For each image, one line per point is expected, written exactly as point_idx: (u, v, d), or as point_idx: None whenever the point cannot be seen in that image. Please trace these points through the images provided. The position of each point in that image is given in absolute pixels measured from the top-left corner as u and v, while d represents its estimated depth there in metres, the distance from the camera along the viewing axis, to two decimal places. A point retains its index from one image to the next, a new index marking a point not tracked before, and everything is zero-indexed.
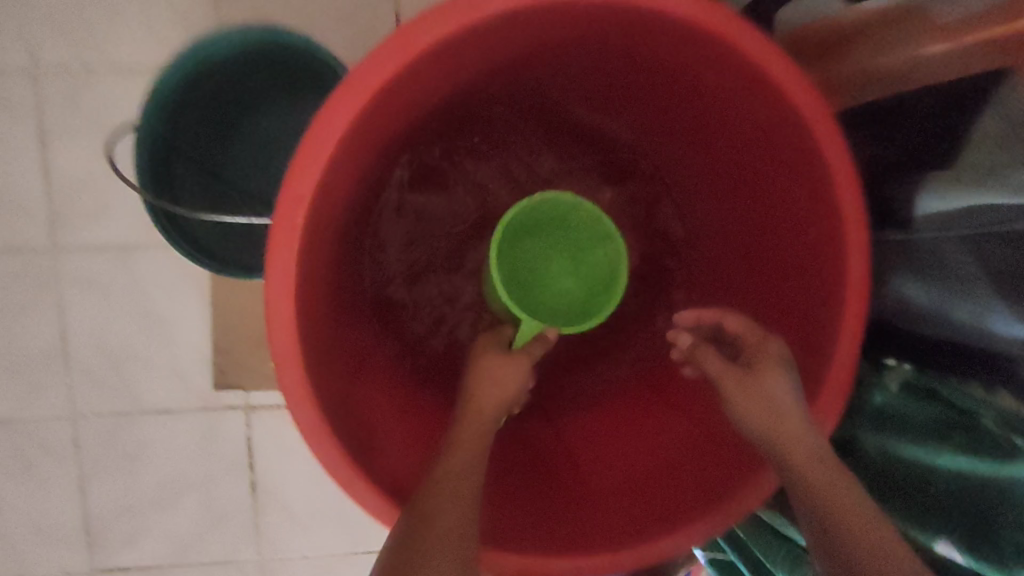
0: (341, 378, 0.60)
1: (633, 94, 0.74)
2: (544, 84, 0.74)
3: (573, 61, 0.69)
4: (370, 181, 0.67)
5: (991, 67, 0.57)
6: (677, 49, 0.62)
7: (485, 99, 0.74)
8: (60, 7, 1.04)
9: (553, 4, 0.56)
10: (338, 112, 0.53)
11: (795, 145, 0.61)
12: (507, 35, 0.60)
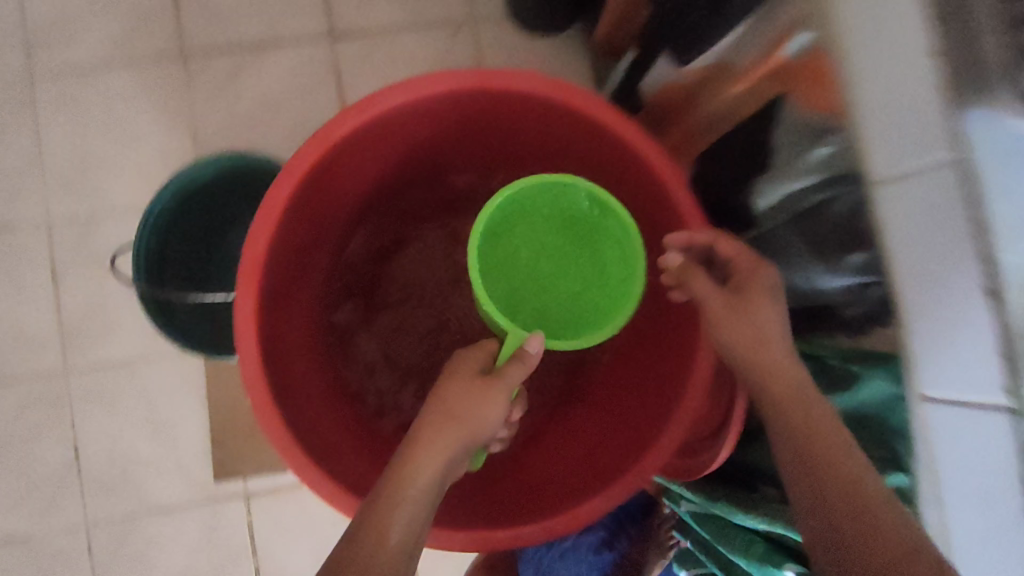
0: (301, 407, 0.75)
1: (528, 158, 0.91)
2: (455, 161, 0.91)
3: (470, 140, 0.87)
4: (316, 251, 0.83)
5: (770, 94, 0.74)
6: (539, 119, 0.80)
7: (410, 178, 0.91)
8: (67, 169, 1.25)
9: (431, 98, 0.74)
10: (278, 196, 0.70)
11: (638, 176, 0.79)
12: (410, 125, 0.78)
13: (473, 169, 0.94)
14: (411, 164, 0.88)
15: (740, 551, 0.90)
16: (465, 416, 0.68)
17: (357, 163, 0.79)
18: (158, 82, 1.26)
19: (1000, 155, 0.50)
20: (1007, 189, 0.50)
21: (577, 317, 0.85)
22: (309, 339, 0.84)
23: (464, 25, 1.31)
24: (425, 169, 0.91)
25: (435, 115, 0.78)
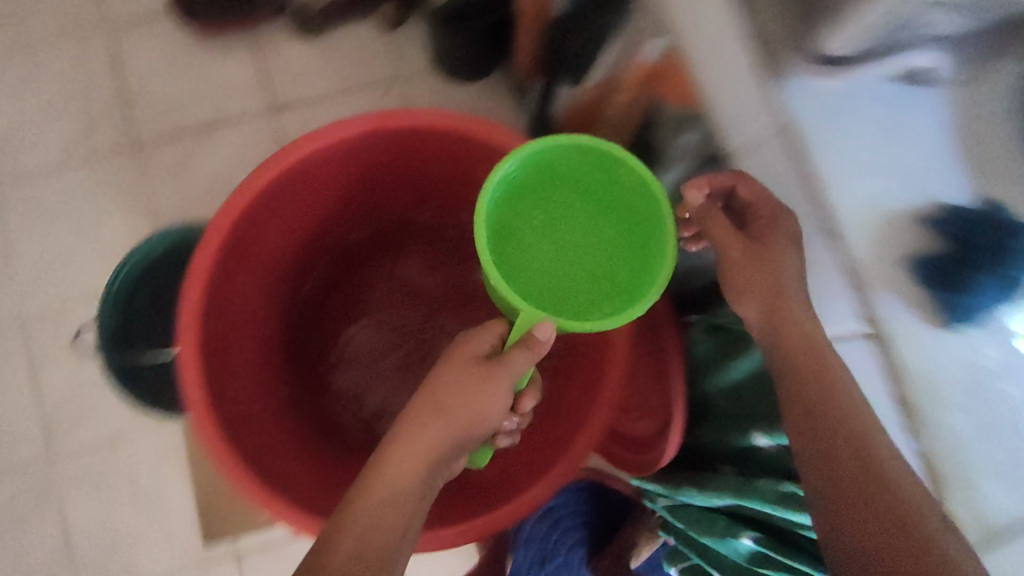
0: (253, 443, 0.78)
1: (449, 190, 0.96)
2: (383, 200, 0.97)
3: (392, 178, 0.92)
4: (258, 298, 0.89)
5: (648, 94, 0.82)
6: (451, 152, 0.86)
7: (344, 221, 0.97)
8: (36, 265, 1.32)
9: (342, 141, 0.81)
10: (207, 246, 0.76)
11: None
12: (334, 170, 0.85)
13: (411, 209, 1.00)
14: (341, 206, 0.94)
15: (717, 534, 0.92)
16: (458, 406, 0.69)
17: (286, 210, 0.86)
18: (116, 172, 1.35)
19: (815, 117, 0.62)
20: (829, 145, 0.62)
21: (582, 305, 0.72)
22: (263, 374, 0.88)
23: (394, 82, 1.42)
24: (361, 212, 0.97)
25: (353, 159, 0.85)
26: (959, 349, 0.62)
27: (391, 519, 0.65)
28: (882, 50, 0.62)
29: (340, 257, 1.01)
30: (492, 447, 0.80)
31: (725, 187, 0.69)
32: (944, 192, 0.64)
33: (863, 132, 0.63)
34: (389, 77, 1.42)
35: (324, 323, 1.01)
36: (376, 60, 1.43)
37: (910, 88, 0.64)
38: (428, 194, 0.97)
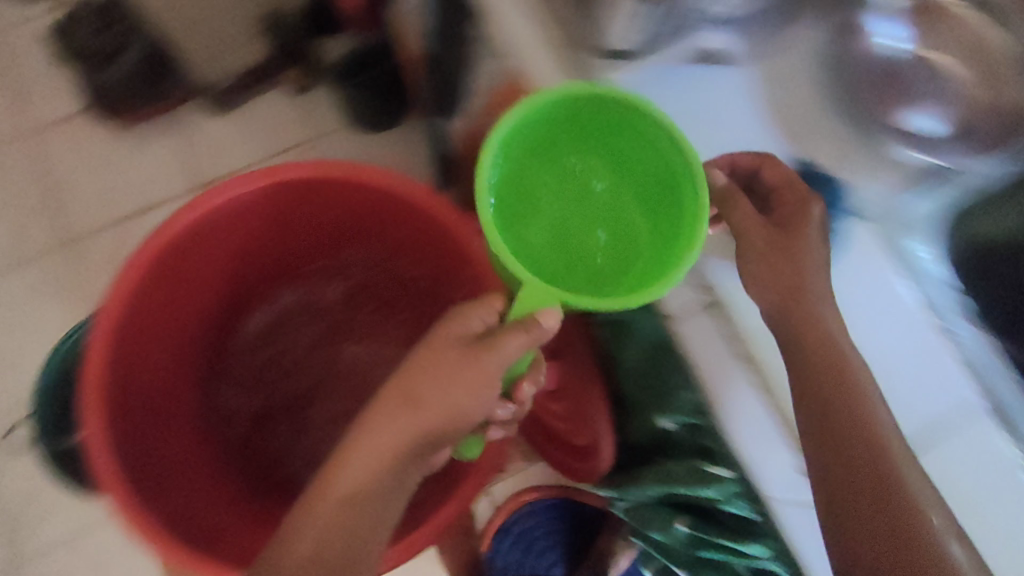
0: (176, 510, 0.79)
1: (342, 232, 0.92)
2: (280, 250, 0.94)
3: (286, 229, 0.89)
4: (161, 364, 0.88)
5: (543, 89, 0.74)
6: (343, 201, 0.85)
7: (242, 275, 0.94)
8: None
9: (224, 204, 0.80)
10: (101, 327, 0.76)
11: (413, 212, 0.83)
12: (231, 233, 0.86)
13: (335, 255, 0.97)
14: (237, 263, 0.91)
15: (661, 524, 0.92)
16: (430, 399, 0.60)
17: (184, 282, 0.86)
18: (51, 271, 1.38)
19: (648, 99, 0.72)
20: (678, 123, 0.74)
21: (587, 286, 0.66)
22: (187, 422, 0.92)
23: (308, 142, 1.46)
24: (278, 265, 0.97)
25: (239, 224, 0.85)
26: (865, 291, 0.71)
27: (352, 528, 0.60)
28: (682, 28, 0.72)
29: (238, 304, 0.98)
30: (481, 437, 0.71)
31: (751, 168, 0.72)
32: (840, 141, 0.80)
33: (688, 121, 0.74)
34: (305, 137, 1.46)
35: (231, 369, 1.00)
36: (289, 122, 1.47)
37: (722, 68, 0.76)
38: (323, 239, 0.94)
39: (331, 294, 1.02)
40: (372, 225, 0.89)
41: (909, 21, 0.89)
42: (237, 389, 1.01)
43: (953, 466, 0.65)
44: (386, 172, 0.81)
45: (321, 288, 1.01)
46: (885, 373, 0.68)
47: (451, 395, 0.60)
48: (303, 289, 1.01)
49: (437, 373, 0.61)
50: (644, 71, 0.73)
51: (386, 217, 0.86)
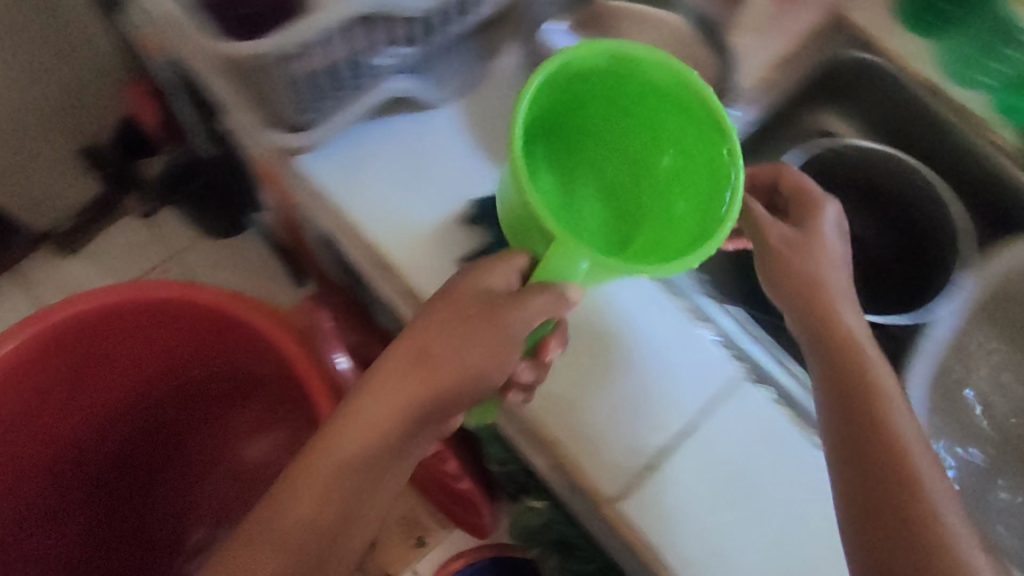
0: None
1: (206, 342, 0.86)
2: (149, 369, 0.88)
3: (134, 349, 0.85)
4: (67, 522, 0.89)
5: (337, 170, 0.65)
6: (176, 321, 0.83)
7: (113, 401, 0.89)
8: None
9: (31, 338, 0.76)
10: None
11: (229, 315, 0.80)
12: (58, 365, 0.81)
13: (221, 373, 0.90)
14: (97, 391, 0.87)
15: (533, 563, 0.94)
16: (486, 331, 0.50)
17: (121, 457, 0.92)
18: None
19: (335, 179, 0.64)
20: (362, 183, 0.64)
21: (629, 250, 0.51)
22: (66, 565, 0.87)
23: (167, 264, 1.39)
24: (171, 398, 0.92)
25: (126, 391, 0.89)
26: (677, 335, 0.61)
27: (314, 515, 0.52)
28: (351, 90, 0.62)
29: (128, 431, 0.92)
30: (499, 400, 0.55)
31: (769, 179, 0.61)
32: None
33: (377, 176, 0.64)
34: (161, 261, 1.39)
35: (132, 493, 0.94)
36: (141, 249, 1.39)
37: (421, 113, 0.66)
38: (190, 351, 0.87)
39: (234, 407, 0.94)
40: (208, 331, 0.84)
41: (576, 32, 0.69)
42: (145, 511, 0.95)
43: (654, 502, 0.57)
44: (195, 286, 0.81)
45: (223, 402, 0.94)
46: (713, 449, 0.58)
47: (488, 349, 0.50)
48: (203, 405, 0.94)
49: (450, 337, 0.51)
50: (331, 150, 0.65)
51: (206, 324, 0.83)
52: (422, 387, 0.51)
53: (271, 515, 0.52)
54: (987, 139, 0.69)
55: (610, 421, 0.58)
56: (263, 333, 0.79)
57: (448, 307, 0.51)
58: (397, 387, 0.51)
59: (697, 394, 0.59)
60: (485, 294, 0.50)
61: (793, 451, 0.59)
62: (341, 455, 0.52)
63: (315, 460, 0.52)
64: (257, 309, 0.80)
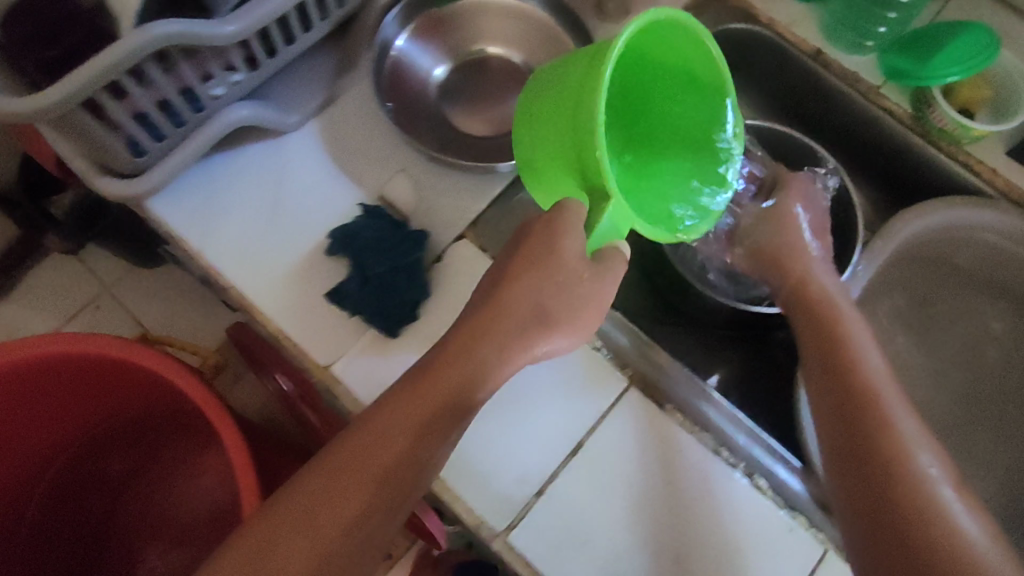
0: None
1: (120, 389, 0.78)
2: (58, 426, 0.79)
3: (36, 409, 0.76)
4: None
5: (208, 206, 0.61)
6: (101, 376, 0.75)
7: (20, 467, 0.79)
8: None
9: None
10: None
11: (137, 362, 0.72)
12: None
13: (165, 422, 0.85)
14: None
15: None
16: (572, 292, 0.53)
17: (60, 507, 0.85)
18: None
19: (189, 219, 0.61)
20: (218, 223, 0.61)
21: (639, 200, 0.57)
22: None
23: (100, 300, 1.15)
24: (106, 446, 0.86)
25: (57, 449, 0.81)
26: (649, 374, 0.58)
27: (384, 476, 0.48)
28: (189, 126, 0.58)
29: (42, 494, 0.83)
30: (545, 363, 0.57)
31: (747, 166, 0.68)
32: (398, 164, 0.62)
33: (235, 212, 0.62)
34: (92, 296, 1.15)
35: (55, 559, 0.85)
36: (68, 290, 1.15)
37: (273, 141, 0.63)
38: (101, 401, 0.79)
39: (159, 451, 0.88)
40: (121, 379, 0.76)
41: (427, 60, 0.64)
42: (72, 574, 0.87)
43: (539, 528, 0.54)
44: (121, 343, 0.72)
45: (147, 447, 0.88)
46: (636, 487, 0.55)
47: (581, 304, 0.53)
48: (126, 451, 0.88)
49: (545, 292, 0.52)
50: (182, 188, 0.62)
51: (115, 373, 0.75)
52: (525, 342, 0.52)
53: (324, 485, 0.47)
54: (876, 105, 0.65)
55: (492, 448, 0.55)
56: (174, 379, 0.72)
57: (543, 259, 0.52)
58: (500, 340, 0.52)
59: (583, 410, 0.56)
60: (570, 260, 0.52)
61: (689, 460, 0.55)
62: (421, 414, 0.49)
63: (393, 421, 0.49)
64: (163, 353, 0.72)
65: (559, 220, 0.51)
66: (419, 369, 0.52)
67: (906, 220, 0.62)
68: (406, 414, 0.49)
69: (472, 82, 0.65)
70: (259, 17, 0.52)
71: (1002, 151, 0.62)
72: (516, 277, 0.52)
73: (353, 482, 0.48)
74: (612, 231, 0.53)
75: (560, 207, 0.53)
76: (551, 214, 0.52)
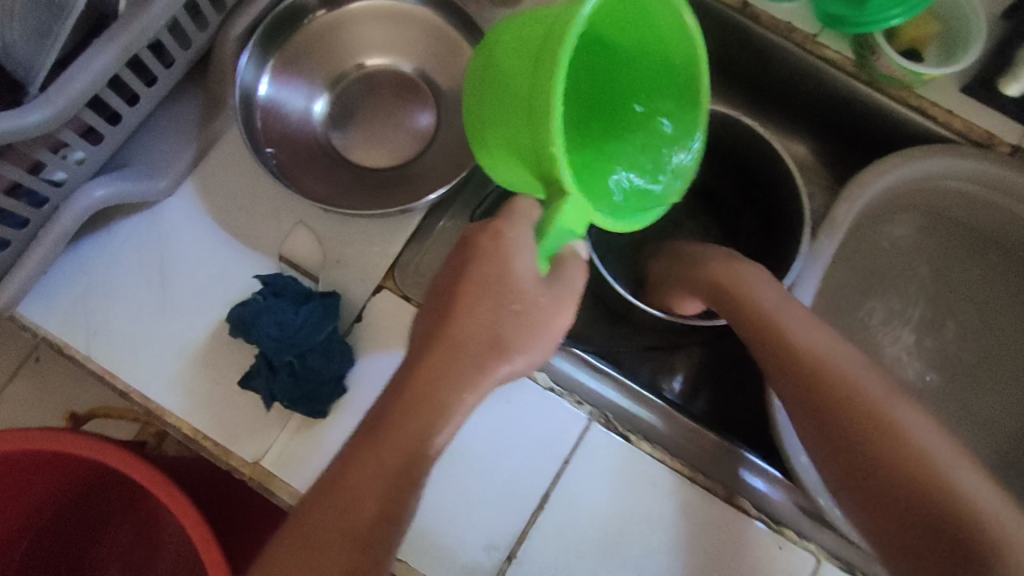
0: None
1: (54, 478, 0.69)
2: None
3: None
4: None
5: (92, 298, 0.53)
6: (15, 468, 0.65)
7: None
8: None
9: None
10: None
11: (65, 448, 0.62)
12: None
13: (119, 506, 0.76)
14: None
15: None
16: (529, 320, 0.43)
17: None
18: None
19: (67, 319, 0.53)
20: (100, 318, 0.53)
21: (601, 195, 0.45)
22: None
23: (42, 350, 0.87)
24: (59, 545, 0.76)
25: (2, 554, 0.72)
26: (616, 400, 0.55)
27: (355, 538, 0.39)
28: (36, 224, 0.49)
29: None
30: (507, 407, 0.52)
31: None
32: (295, 215, 0.55)
33: (122, 300, 0.53)
34: (29, 347, 0.87)
35: None
36: None
37: (147, 213, 0.55)
38: (38, 497, 0.70)
39: (114, 539, 0.78)
40: (55, 468, 0.67)
41: (304, 92, 0.56)
42: None
43: None
44: (15, 433, 0.61)
45: (98, 539, 0.78)
46: (617, 527, 0.51)
47: (539, 330, 0.43)
48: (79, 545, 0.78)
49: (498, 312, 0.42)
50: (52, 283, 0.53)
51: (51, 463, 0.66)
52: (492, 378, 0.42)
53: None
54: (816, 55, 0.58)
55: (451, 521, 0.50)
56: (109, 459, 0.61)
57: (493, 286, 0.41)
58: (464, 384, 0.41)
59: (543, 460, 0.51)
60: (527, 285, 0.42)
61: (665, 493, 0.51)
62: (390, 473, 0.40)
63: (360, 483, 0.40)
64: (93, 433, 0.62)
65: (503, 234, 0.41)
66: (370, 430, 0.42)
67: (867, 183, 0.56)
68: (374, 467, 0.40)
69: (362, 105, 0.57)
70: (77, 91, 0.44)
71: (956, 90, 0.56)
72: (457, 303, 0.42)
73: (331, 551, 0.39)
74: (566, 235, 0.42)
75: (512, 212, 0.42)
76: (494, 226, 0.42)
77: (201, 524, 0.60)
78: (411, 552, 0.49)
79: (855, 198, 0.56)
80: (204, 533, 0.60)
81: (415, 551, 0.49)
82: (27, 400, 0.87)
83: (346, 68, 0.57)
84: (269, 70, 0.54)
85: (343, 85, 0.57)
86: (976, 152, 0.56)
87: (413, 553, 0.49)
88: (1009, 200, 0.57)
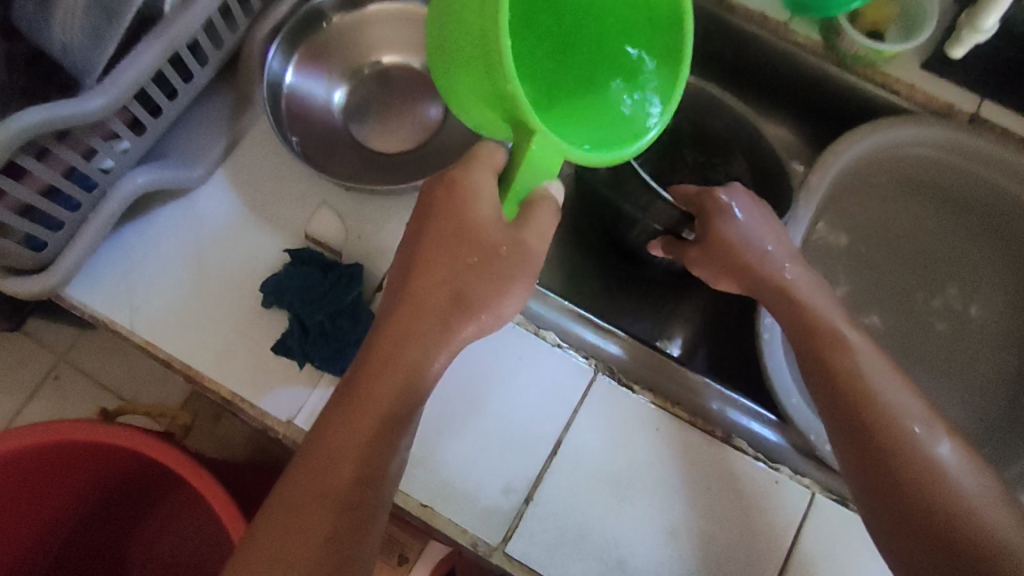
0: None
1: (88, 470, 0.73)
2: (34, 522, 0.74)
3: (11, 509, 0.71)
4: None
5: (135, 278, 0.58)
6: (57, 458, 0.70)
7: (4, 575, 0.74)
8: None
9: None
10: None
11: (100, 436, 0.67)
12: None
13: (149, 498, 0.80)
14: None
15: None
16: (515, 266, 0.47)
17: None
18: None
19: (112, 298, 0.58)
20: (142, 297, 0.58)
21: (578, 124, 0.45)
22: None
23: (62, 367, 0.95)
24: (93, 535, 0.81)
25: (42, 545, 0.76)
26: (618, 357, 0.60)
27: (380, 470, 0.44)
28: (87, 208, 0.54)
29: None
30: (519, 360, 0.57)
31: None
32: (319, 197, 0.60)
33: (161, 279, 0.58)
34: (48, 365, 0.95)
35: None
36: (17, 366, 0.94)
37: (183, 199, 0.60)
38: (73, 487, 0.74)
39: (143, 530, 0.82)
40: (89, 460, 0.72)
41: (324, 86, 0.61)
42: None
43: (541, 530, 0.53)
44: (52, 424, 0.65)
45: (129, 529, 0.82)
46: (622, 471, 0.55)
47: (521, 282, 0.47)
48: (111, 536, 0.82)
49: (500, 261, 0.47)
50: (97, 267, 0.58)
51: (84, 454, 0.70)
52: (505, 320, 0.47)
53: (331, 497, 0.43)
54: (787, 40, 0.64)
55: (469, 471, 0.54)
56: (142, 445, 0.66)
57: None
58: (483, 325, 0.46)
59: (553, 410, 0.56)
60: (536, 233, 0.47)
61: (667, 438, 0.55)
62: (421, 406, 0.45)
63: (394, 416, 0.45)
64: (126, 421, 0.67)
65: (468, 187, 0.45)
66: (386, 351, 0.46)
67: (841, 150, 0.62)
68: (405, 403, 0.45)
69: (377, 98, 0.62)
70: (129, 82, 0.49)
71: (918, 65, 0.62)
72: None
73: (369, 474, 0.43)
74: (537, 172, 0.44)
75: None
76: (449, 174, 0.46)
77: (229, 500, 0.64)
78: (431, 494, 0.53)
79: (829, 166, 0.62)
80: (232, 507, 0.64)
81: (439, 496, 0.53)
82: (51, 414, 0.94)
83: (361, 64, 0.63)
84: (293, 66, 0.60)
85: (359, 78, 0.63)
86: (934, 120, 0.61)
87: (431, 493, 0.53)
88: (974, 163, 0.62)
